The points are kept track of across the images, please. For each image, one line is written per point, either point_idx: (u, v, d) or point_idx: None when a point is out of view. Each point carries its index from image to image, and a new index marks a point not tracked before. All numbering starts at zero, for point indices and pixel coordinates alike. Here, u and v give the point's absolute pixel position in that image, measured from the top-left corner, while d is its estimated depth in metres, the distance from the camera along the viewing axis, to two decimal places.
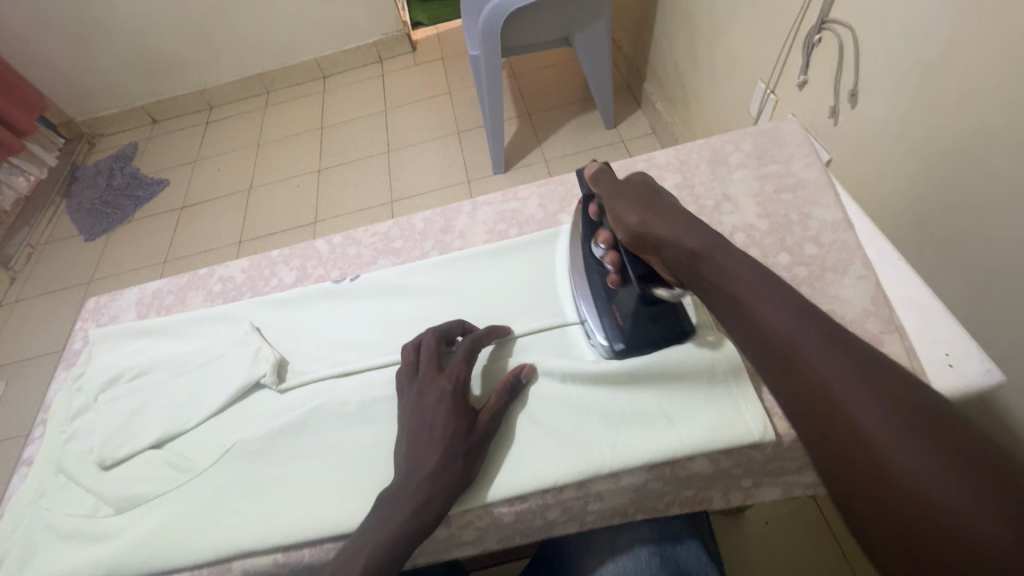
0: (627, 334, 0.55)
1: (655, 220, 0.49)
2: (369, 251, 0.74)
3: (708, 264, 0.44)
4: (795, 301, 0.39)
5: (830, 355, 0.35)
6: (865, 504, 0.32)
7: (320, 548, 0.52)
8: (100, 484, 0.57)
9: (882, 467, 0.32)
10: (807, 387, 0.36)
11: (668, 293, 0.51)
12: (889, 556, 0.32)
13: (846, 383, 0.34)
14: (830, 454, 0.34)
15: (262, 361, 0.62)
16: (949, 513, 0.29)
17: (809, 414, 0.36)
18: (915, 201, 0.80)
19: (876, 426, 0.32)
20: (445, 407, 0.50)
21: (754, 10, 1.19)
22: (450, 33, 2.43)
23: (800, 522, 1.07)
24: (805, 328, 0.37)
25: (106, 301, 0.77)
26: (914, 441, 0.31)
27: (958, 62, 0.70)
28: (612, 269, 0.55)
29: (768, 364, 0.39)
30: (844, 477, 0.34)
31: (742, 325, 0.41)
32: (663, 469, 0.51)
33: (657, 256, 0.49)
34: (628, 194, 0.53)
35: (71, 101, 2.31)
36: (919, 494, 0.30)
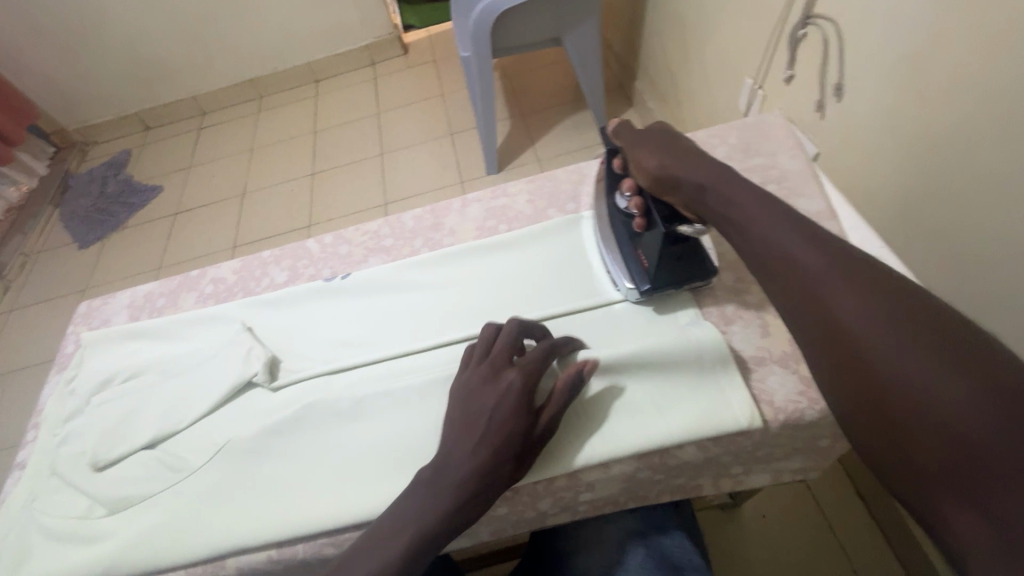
0: (652, 274, 0.57)
1: (672, 160, 0.53)
2: (359, 249, 0.74)
3: (714, 196, 0.49)
4: (805, 231, 0.42)
5: (832, 271, 0.39)
6: (862, 401, 0.36)
7: (313, 543, 0.52)
8: (92, 487, 0.57)
9: (875, 366, 0.35)
10: (810, 303, 0.39)
11: (691, 229, 0.53)
12: (882, 447, 0.35)
13: (850, 301, 0.37)
14: (830, 361, 0.38)
15: (254, 360, 0.62)
16: (936, 402, 0.32)
17: (811, 326, 0.39)
18: (901, 191, 0.81)
19: (873, 331, 0.35)
20: (505, 409, 0.47)
21: (741, 6, 1.20)
22: (442, 35, 2.44)
23: (797, 514, 1.08)
24: (810, 250, 0.40)
25: (98, 304, 0.77)
26: (916, 351, 0.34)
27: (940, 53, 0.71)
28: (636, 213, 0.58)
29: (775, 286, 0.43)
30: (843, 379, 0.37)
31: (756, 258, 0.44)
32: (653, 457, 0.51)
33: (676, 194, 0.53)
34: (647, 141, 0.57)
35: (63, 110, 2.31)
36: (910, 388, 0.33)
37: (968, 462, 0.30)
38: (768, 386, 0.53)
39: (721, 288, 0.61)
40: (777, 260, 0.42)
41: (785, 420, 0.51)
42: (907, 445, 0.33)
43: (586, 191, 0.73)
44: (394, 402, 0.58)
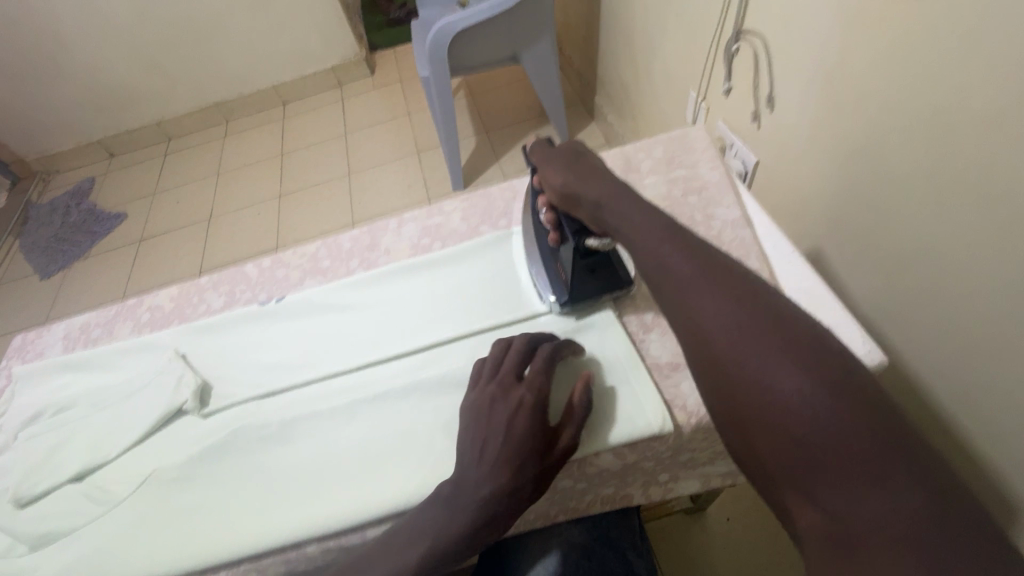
0: (569, 286, 0.60)
1: (574, 177, 0.55)
2: (297, 272, 0.75)
3: (608, 211, 0.51)
4: (678, 240, 0.45)
5: (701, 283, 0.41)
6: (724, 406, 0.38)
7: (237, 570, 0.52)
8: (14, 524, 0.56)
9: (734, 374, 0.37)
10: (682, 310, 0.42)
11: (597, 242, 0.56)
12: (743, 449, 0.38)
13: (713, 305, 0.40)
14: (700, 369, 0.40)
15: (184, 387, 0.63)
16: (784, 406, 0.35)
17: (685, 337, 0.41)
18: (825, 196, 0.84)
19: (734, 340, 0.38)
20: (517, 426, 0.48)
21: (681, 23, 1.24)
22: (408, 56, 2.47)
23: (759, 514, 1.09)
24: (683, 257, 0.43)
25: (33, 337, 0.77)
26: (764, 348, 0.37)
27: (847, 66, 0.75)
28: (551, 228, 0.61)
29: (656, 296, 0.45)
30: (711, 387, 0.39)
31: (638, 265, 0.47)
32: (571, 467, 0.52)
33: (578, 211, 0.55)
34: (554, 160, 0.59)
35: (22, 140, 2.28)
36: (762, 395, 0.36)
37: (810, 464, 0.33)
38: (681, 390, 0.55)
39: (641, 297, 0.63)
40: (657, 272, 0.44)
41: (696, 424, 0.53)
42: (761, 449, 0.36)
43: (517, 207, 0.75)
44: (323, 424, 0.59)
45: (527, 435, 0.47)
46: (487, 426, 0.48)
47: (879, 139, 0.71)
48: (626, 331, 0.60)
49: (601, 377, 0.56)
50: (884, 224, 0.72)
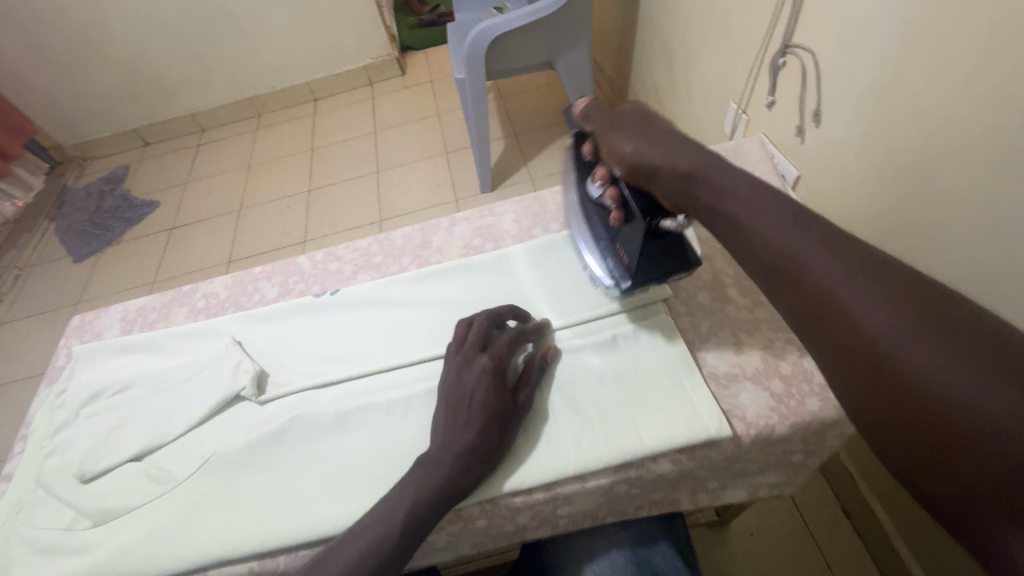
0: (632, 270, 0.58)
1: (648, 147, 0.50)
2: (349, 266, 0.76)
3: (703, 185, 0.46)
4: (802, 225, 0.40)
5: (833, 263, 0.37)
6: (878, 402, 0.34)
7: (294, 555, 0.53)
8: (78, 498, 0.58)
9: (890, 367, 0.33)
10: (821, 308, 0.37)
11: (673, 222, 0.53)
12: (901, 448, 0.34)
13: (865, 301, 0.35)
14: (840, 362, 0.36)
15: (242, 374, 0.64)
16: (957, 400, 0.31)
17: (818, 328, 0.37)
18: (875, 215, 0.82)
19: (886, 328, 0.34)
20: (484, 384, 0.54)
21: (722, 35, 1.24)
22: (439, 57, 2.49)
23: (785, 532, 1.08)
24: (814, 247, 0.38)
25: (91, 318, 0.79)
26: (929, 347, 0.32)
27: (900, 85, 0.73)
28: (614, 206, 0.58)
29: (773, 282, 0.40)
30: (858, 381, 0.35)
31: (751, 255, 0.42)
32: (628, 471, 0.53)
33: (653, 185, 0.51)
34: (622, 126, 0.54)
35: (62, 126, 2.34)
36: (923, 386, 0.32)
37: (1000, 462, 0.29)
38: (739, 402, 0.55)
39: (695, 307, 0.64)
40: (776, 255, 0.40)
41: (755, 435, 0.53)
42: (932, 447, 0.32)
43: None
44: (377, 416, 0.60)
45: (489, 392, 0.53)
46: (458, 390, 0.54)
47: (930, 158, 0.70)
48: (683, 340, 0.61)
49: (658, 379, 0.57)
50: (939, 244, 0.71)
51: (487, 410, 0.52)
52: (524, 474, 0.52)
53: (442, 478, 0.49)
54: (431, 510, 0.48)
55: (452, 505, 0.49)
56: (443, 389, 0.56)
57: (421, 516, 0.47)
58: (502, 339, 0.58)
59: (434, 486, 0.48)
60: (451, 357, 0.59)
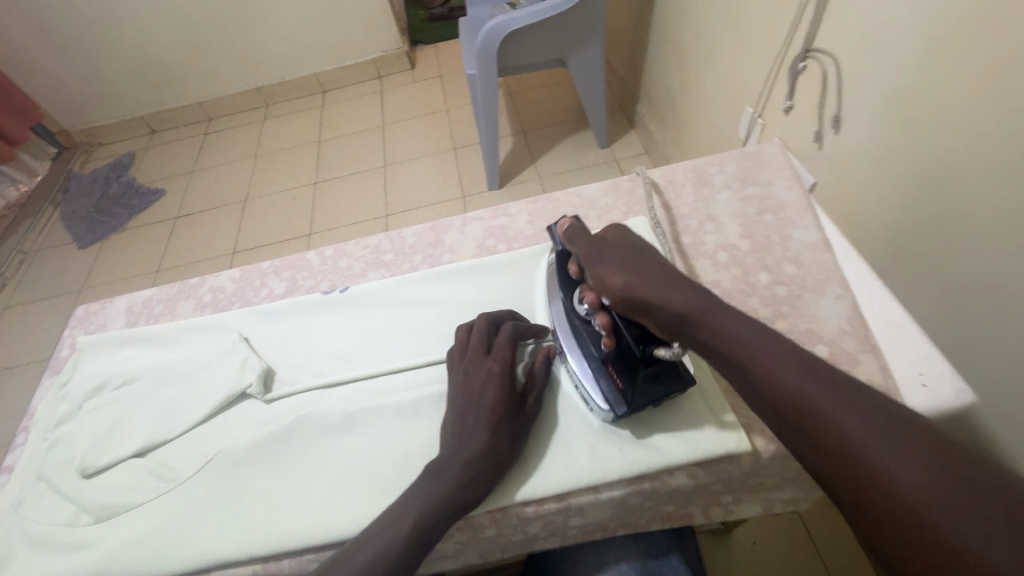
0: (627, 397, 0.50)
1: (640, 280, 0.47)
2: (359, 263, 0.75)
3: (702, 327, 0.43)
4: (781, 347, 0.40)
5: (830, 398, 0.36)
6: (892, 552, 0.32)
7: (300, 559, 0.52)
8: (80, 493, 0.57)
9: (902, 519, 0.31)
10: (812, 435, 0.36)
11: (668, 351, 0.49)
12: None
13: (857, 429, 0.34)
14: (850, 508, 0.34)
15: (249, 371, 0.63)
16: (976, 558, 0.28)
17: (822, 467, 0.35)
18: (892, 226, 0.80)
19: (894, 471, 0.32)
20: (492, 389, 0.52)
21: (740, 37, 1.21)
22: (449, 52, 2.47)
23: (788, 544, 1.06)
24: (797, 369, 0.38)
25: (96, 309, 0.78)
26: (929, 484, 0.31)
27: (925, 94, 0.71)
28: (604, 332, 0.52)
29: (770, 413, 0.39)
30: (870, 528, 0.33)
31: (731, 370, 0.41)
32: (643, 483, 0.51)
33: (647, 318, 0.48)
34: (608, 254, 0.51)
35: (69, 111, 2.33)
36: (937, 537, 0.30)
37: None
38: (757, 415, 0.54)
39: None
40: (770, 384, 0.38)
41: (773, 450, 0.52)
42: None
43: (585, 213, 0.75)
44: (386, 418, 0.59)
45: (496, 397, 0.52)
46: (465, 396, 0.53)
47: (951, 171, 0.69)
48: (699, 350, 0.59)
49: None
50: (955, 257, 0.70)
51: (495, 417, 0.51)
52: (536, 482, 0.51)
53: (451, 486, 0.47)
54: (442, 516, 0.46)
55: (461, 514, 0.48)
56: (450, 393, 0.55)
57: (429, 525, 0.46)
58: (505, 340, 0.56)
59: (443, 495, 0.47)
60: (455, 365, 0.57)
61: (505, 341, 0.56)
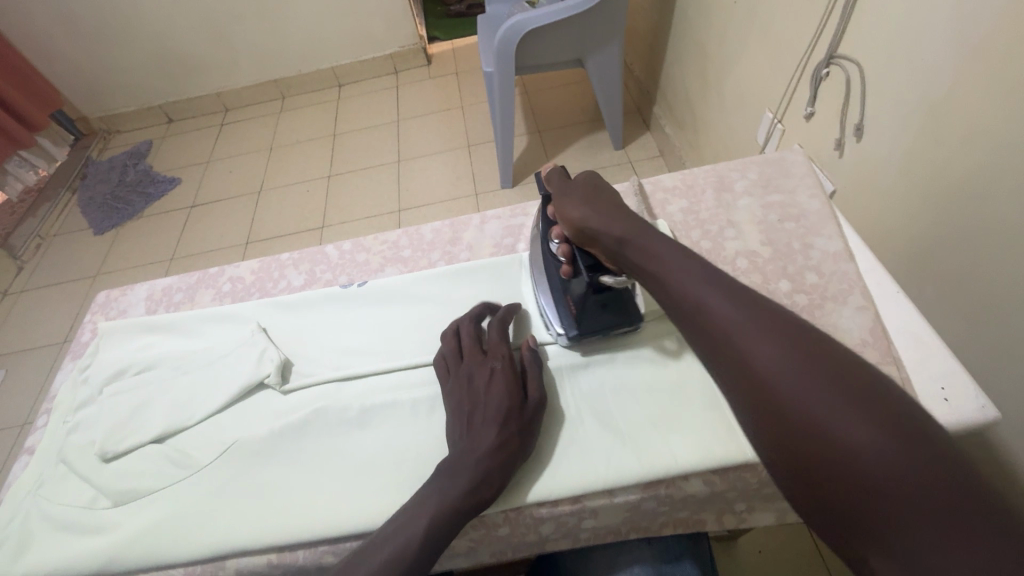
0: (577, 319, 0.59)
1: (591, 213, 0.54)
2: (377, 258, 0.75)
3: (632, 246, 0.49)
4: (714, 280, 0.43)
5: (750, 326, 0.39)
6: (780, 453, 0.37)
7: (314, 551, 0.52)
8: (100, 477, 0.58)
9: (796, 426, 0.36)
10: (730, 355, 0.40)
11: (612, 280, 0.55)
12: (808, 502, 0.36)
13: (766, 351, 0.38)
14: (755, 420, 0.38)
15: (268, 362, 0.63)
16: (852, 454, 0.33)
17: (736, 384, 0.39)
18: (915, 237, 0.79)
19: (795, 384, 0.36)
20: (497, 386, 0.54)
21: (762, 41, 1.20)
22: (466, 49, 2.47)
23: (794, 553, 1.04)
24: (721, 300, 0.41)
25: (117, 295, 0.79)
26: (822, 393, 0.35)
27: (953, 105, 0.70)
28: (564, 261, 0.60)
29: (696, 339, 0.43)
30: (769, 435, 0.37)
31: (666, 300, 0.45)
32: (658, 489, 0.51)
33: (595, 246, 0.54)
34: (572, 193, 0.58)
35: (89, 99, 2.36)
36: (834, 446, 0.34)
37: (885, 515, 0.32)
38: None
39: None
40: (704, 320, 0.42)
41: None
42: (832, 504, 0.34)
43: None
44: (402, 414, 0.59)
45: (502, 393, 0.53)
46: (472, 396, 0.54)
47: (979, 184, 0.67)
48: None
49: (689, 395, 0.55)
50: (979, 272, 0.69)
51: (504, 411, 0.52)
52: (551, 481, 0.51)
53: (468, 482, 0.48)
54: (460, 516, 0.47)
55: (479, 510, 0.48)
56: (453, 396, 0.55)
57: (447, 522, 0.46)
58: (501, 340, 0.59)
59: (460, 491, 0.47)
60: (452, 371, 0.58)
61: (502, 340, 0.59)
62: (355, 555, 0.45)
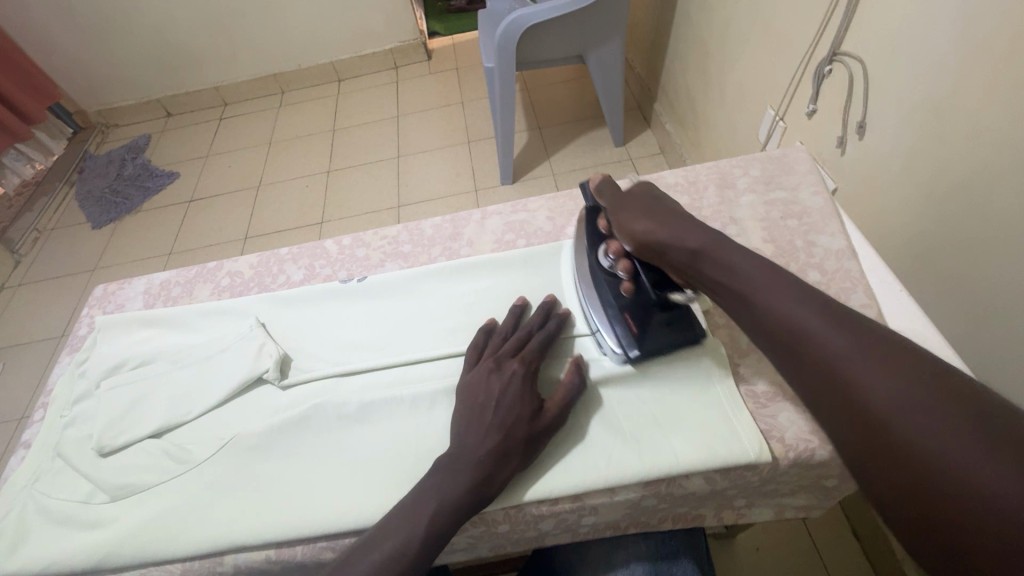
0: (643, 337, 0.56)
1: (656, 225, 0.55)
2: (377, 253, 0.75)
3: (710, 260, 0.50)
4: (808, 302, 0.43)
5: (852, 351, 0.39)
6: (887, 483, 0.37)
7: (313, 546, 0.52)
8: (97, 471, 0.58)
9: (905, 454, 0.35)
10: (829, 381, 0.40)
11: (683, 296, 0.57)
12: (925, 537, 0.35)
13: (868, 376, 0.38)
14: (857, 448, 0.38)
15: (266, 357, 0.63)
16: (973, 491, 0.32)
17: (832, 407, 0.40)
18: (917, 235, 0.78)
19: (910, 415, 0.36)
20: (513, 390, 0.52)
21: (764, 37, 1.19)
22: (466, 44, 2.45)
23: (791, 550, 1.04)
24: (817, 321, 0.42)
25: (114, 289, 0.78)
26: (933, 422, 0.35)
27: (957, 103, 0.69)
28: (624, 276, 0.58)
29: (793, 364, 0.43)
30: (871, 462, 0.37)
31: (755, 320, 0.46)
32: (659, 487, 0.51)
33: (664, 259, 0.54)
34: (631, 206, 0.60)
35: (86, 93, 2.34)
36: (949, 477, 0.33)
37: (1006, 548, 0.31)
38: (778, 422, 0.53)
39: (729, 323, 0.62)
40: (798, 341, 0.42)
41: (793, 458, 0.51)
42: (942, 534, 0.34)
43: None
44: (401, 410, 0.58)
45: (517, 400, 0.51)
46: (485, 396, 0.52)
47: (982, 182, 0.67)
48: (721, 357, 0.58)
49: (695, 395, 0.55)
50: (984, 271, 0.69)
51: (514, 418, 0.50)
52: (551, 481, 0.51)
53: (465, 486, 0.47)
54: (453, 516, 0.46)
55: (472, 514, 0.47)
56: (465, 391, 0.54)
57: (440, 524, 0.45)
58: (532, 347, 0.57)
59: (456, 493, 0.46)
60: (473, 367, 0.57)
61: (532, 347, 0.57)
62: (349, 552, 0.45)
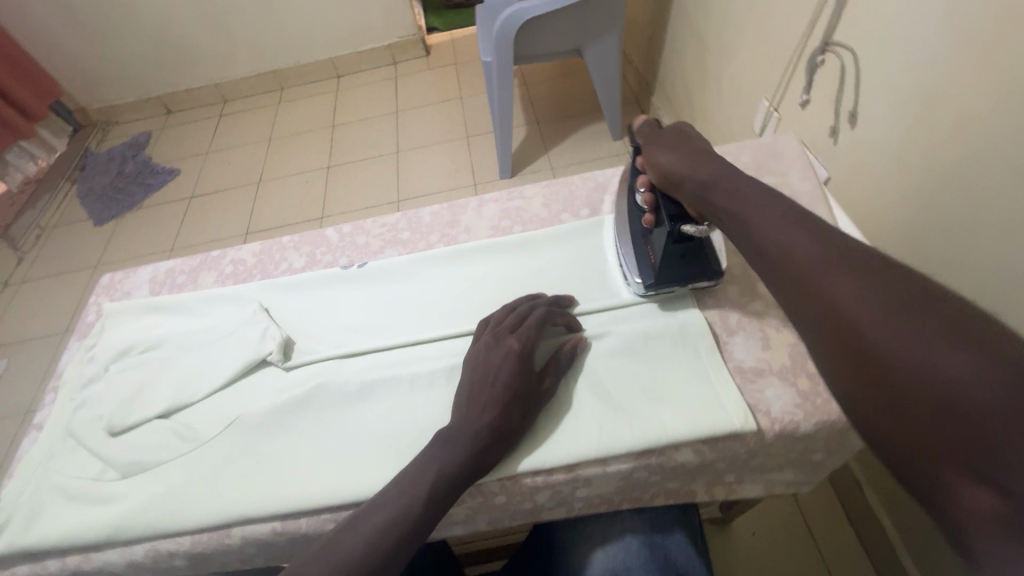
0: (656, 268, 0.61)
1: (679, 158, 0.55)
2: (377, 241, 0.76)
3: (720, 193, 0.51)
4: (803, 228, 0.44)
5: (840, 270, 0.40)
6: (863, 390, 0.37)
7: (317, 519, 0.54)
8: (107, 450, 0.60)
9: (883, 358, 0.36)
10: (816, 298, 0.41)
11: (695, 229, 0.55)
12: (893, 438, 0.36)
13: (854, 292, 0.39)
14: (836, 360, 0.39)
15: (269, 340, 0.65)
16: (943, 386, 0.33)
17: (822, 333, 0.40)
18: (907, 220, 0.80)
19: (890, 324, 0.36)
20: (510, 366, 0.53)
21: (759, 28, 1.20)
22: (465, 39, 2.47)
23: (786, 535, 1.06)
24: (809, 244, 0.43)
25: (120, 277, 0.80)
26: (911, 330, 0.36)
27: (947, 88, 0.71)
28: (647, 209, 0.61)
29: (783, 285, 0.44)
30: (853, 374, 0.38)
31: (751, 248, 0.47)
32: (650, 458, 0.53)
33: (680, 193, 0.55)
34: (662, 141, 0.60)
35: (87, 90, 2.36)
36: (922, 377, 0.34)
37: (975, 440, 0.32)
38: (765, 397, 0.55)
39: (719, 304, 0.63)
40: (788, 263, 0.43)
41: (779, 431, 0.53)
42: (914, 433, 0.34)
43: (600, 197, 0.76)
44: (401, 388, 0.60)
45: (513, 375, 0.53)
46: (483, 371, 0.54)
47: (969, 168, 0.69)
48: (712, 335, 0.60)
49: (686, 371, 0.57)
50: (971, 252, 0.70)
51: (510, 393, 0.52)
52: (545, 453, 0.53)
53: (460, 459, 0.49)
54: (450, 485, 0.48)
55: (467, 485, 0.49)
56: (468, 366, 0.55)
57: (437, 493, 0.47)
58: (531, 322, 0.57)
59: (450, 465, 0.48)
60: (475, 341, 0.58)
61: (532, 323, 0.57)
62: (345, 521, 0.47)
